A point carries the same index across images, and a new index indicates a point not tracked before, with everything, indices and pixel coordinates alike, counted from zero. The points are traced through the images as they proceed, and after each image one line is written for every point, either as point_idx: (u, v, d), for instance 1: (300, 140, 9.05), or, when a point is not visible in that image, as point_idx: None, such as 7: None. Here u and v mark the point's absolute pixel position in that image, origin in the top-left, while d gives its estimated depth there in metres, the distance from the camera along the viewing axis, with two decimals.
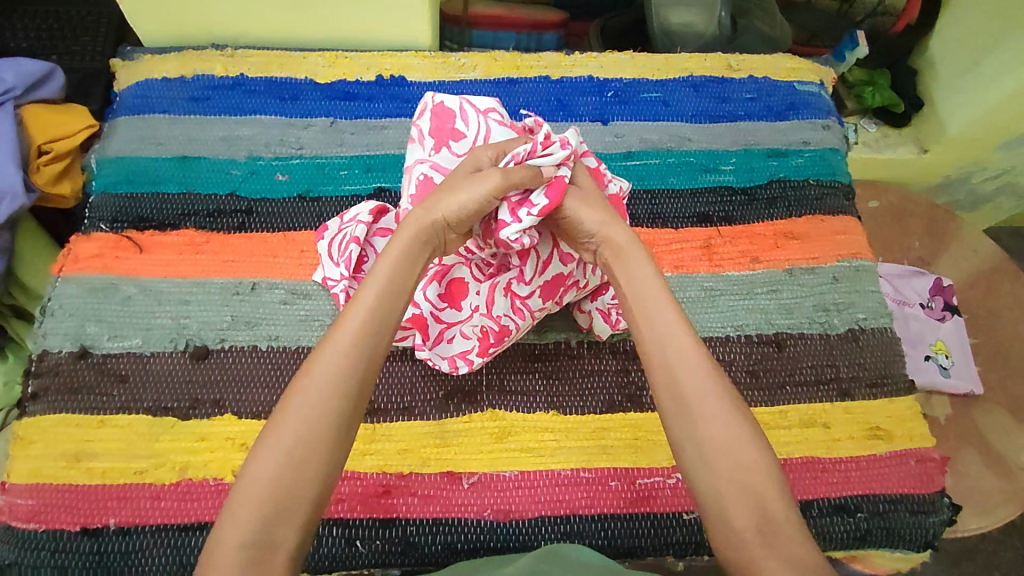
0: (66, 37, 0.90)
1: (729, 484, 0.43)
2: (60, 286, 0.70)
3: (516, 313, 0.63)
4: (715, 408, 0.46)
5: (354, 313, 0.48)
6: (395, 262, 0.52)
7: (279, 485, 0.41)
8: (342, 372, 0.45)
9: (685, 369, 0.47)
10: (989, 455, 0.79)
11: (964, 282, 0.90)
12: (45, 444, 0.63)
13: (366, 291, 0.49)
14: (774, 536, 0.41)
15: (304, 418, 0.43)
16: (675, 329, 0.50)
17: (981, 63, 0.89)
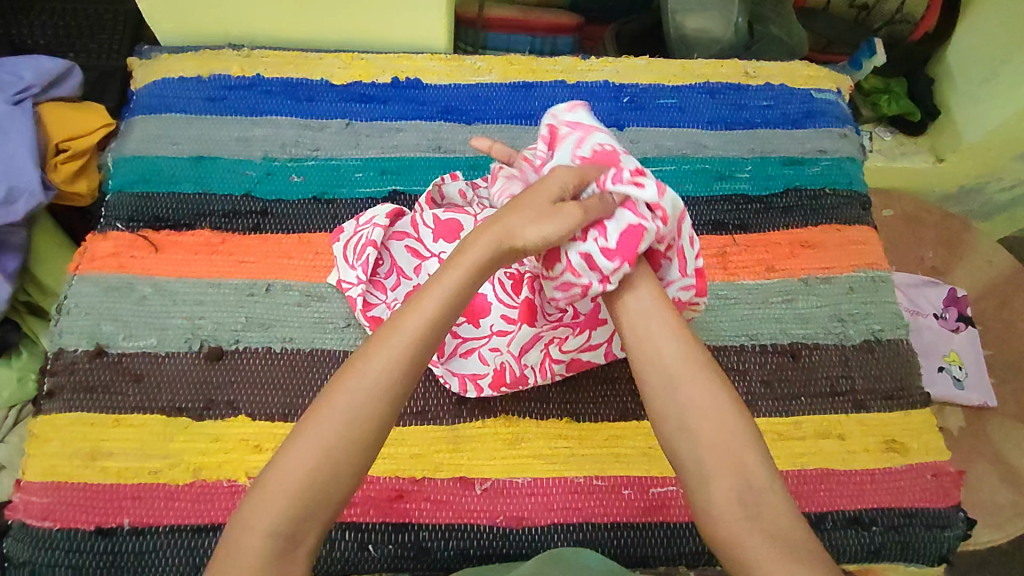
0: (83, 34, 0.90)
1: (709, 451, 0.44)
2: (76, 285, 0.70)
3: (540, 372, 0.64)
4: (698, 380, 0.46)
5: (413, 322, 0.47)
6: (465, 273, 0.49)
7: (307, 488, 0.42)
8: (396, 381, 0.45)
9: (666, 345, 0.48)
10: (1003, 469, 0.78)
11: (979, 293, 0.90)
12: (60, 443, 0.63)
13: (430, 299, 0.48)
14: (756, 507, 0.41)
15: (350, 417, 0.44)
16: (657, 308, 0.50)
17: (1000, 73, 0.88)
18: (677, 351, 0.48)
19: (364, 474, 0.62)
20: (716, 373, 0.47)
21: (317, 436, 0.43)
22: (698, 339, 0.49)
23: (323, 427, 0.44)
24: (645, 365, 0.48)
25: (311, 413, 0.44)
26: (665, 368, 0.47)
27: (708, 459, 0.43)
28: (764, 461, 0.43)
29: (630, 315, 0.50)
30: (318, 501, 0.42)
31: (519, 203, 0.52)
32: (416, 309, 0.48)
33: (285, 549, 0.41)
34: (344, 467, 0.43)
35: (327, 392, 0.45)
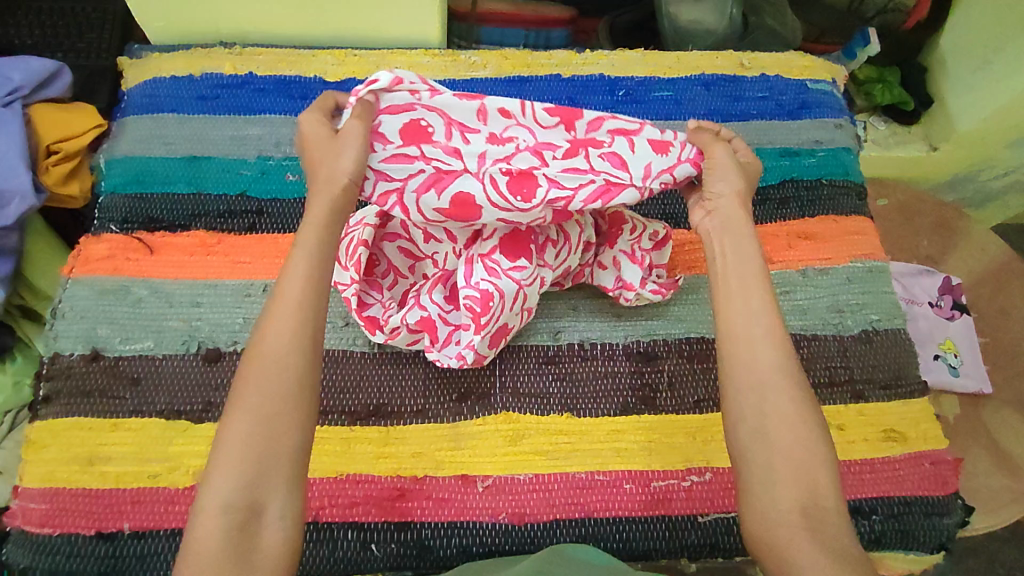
0: (71, 34, 0.89)
1: (781, 462, 0.45)
2: (71, 288, 0.69)
3: (490, 274, 0.59)
4: (784, 392, 0.47)
5: (289, 285, 0.48)
6: (319, 228, 0.51)
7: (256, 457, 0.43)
8: (293, 334, 0.47)
9: (763, 345, 0.48)
10: (999, 455, 0.79)
11: (974, 281, 0.90)
12: (58, 448, 0.63)
13: (297, 264, 0.49)
14: (819, 523, 0.44)
15: (264, 381, 0.45)
16: (763, 311, 0.50)
17: (993, 61, 0.88)
18: (772, 360, 0.48)
19: (366, 473, 0.62)
20: (801, 388, 0.48)
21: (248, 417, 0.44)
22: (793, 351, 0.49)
23: (243, 398, 0.45)
24: (738, 364, 0.48)
25: (235, 391, 0.46)
26: (757, 373, 0.48)
27: (781, 471, 0.45)
28: (830, 480, 0.45)
29: (733, 312, 0.50)
30: (264, 462, 0.43)
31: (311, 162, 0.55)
32: (288, 274, 0.49)
33: (248, 519, 0.42)
34: (277, 426, 0.44)
35: (240, 370, 0.47)
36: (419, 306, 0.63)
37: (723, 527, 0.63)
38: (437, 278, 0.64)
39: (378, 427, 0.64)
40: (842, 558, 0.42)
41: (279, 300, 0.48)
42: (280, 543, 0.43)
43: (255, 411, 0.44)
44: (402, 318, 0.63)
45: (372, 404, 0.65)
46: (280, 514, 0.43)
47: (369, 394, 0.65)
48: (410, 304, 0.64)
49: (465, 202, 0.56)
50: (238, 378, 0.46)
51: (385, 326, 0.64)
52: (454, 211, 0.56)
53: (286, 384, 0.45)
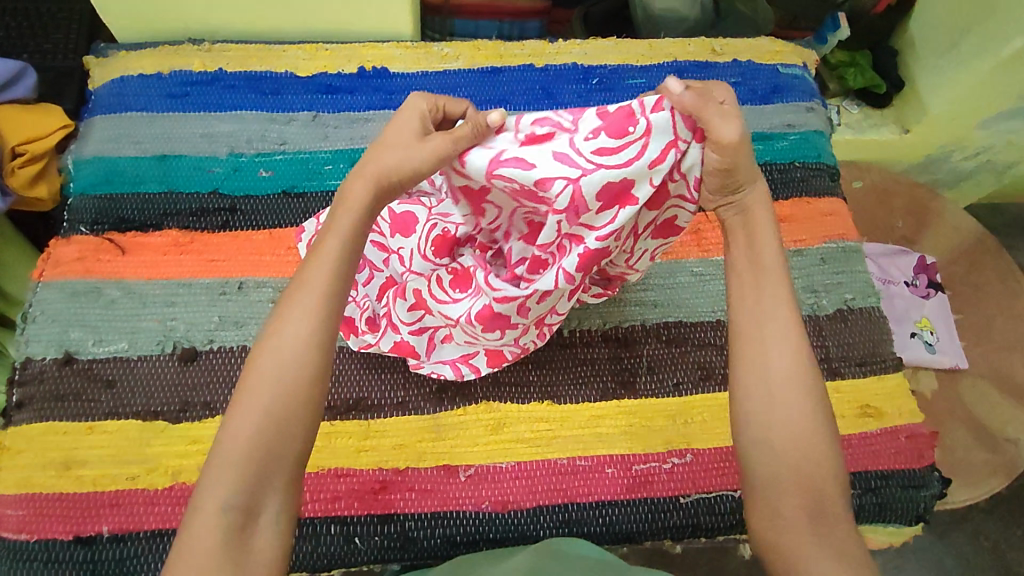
0: (36, 34, 0.88)
1: (789, 471, 0.46)
2: (41, 292, 0.68)
3: (539, 338, 0.62)
4: (800, 398, 0.47)
5: (316, 273, 0.47)
6: (355, 217, 0.48)
7: (257, 450, 0.42)
8: (317, 329, 0.45)
9: (777, 353, 0.48)
10: (975, 429, 0.80)
11: (948, 259, 0.91)
12: (32, 453, 0.62)
13: (328, 250, 0.47)
14: (823, 525, 0.44)
15: (281, 376, 0.44)
16: (781, 317, 0.49)
17: (960, 42, 0.89)
18: (786, 369, 0.47)
19: (348, 468, 0.62)
20: (816, 395, 0.47)
21: (253, 409, 0.43)
22: (812, 357, 0.48)
23: (257, 390, 0.44)
24: (753, 373, 0.48)
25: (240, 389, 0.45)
26: (773, 381, 0.47)
27: (784, 478, 0.46)
28: (836, 488, 0.46)
29: (749, 317, 0.49)
30: (269, 461, 0.43)
31: (382, 142, 0.50)
32: (317, 257, 0.47)
33: (245, 522, 0.41)
34: (288, 430, 0.43)
35: (256, 353, 0.45)
36: (392, 330, 0.63)
37: (705, 508, 0.63)
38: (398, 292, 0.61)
39: (359, 421, 0.64)
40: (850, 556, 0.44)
41: (297, 290, 0.46)
42: (275, 545, 0.43)
43: (264, 411, 0.43)
44: (376, 344, 0.63)
45: (352, 399, 0.65)
46: (275, 517, 0.43)
47: (346, 389, 0.65)
48: (382, 328, 0.63)
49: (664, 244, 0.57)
50: (252, 366, 0.45)
51: (362, 325, 0.63)
52: (659, 227, 0.54)
53: (305, 384, 0.44)
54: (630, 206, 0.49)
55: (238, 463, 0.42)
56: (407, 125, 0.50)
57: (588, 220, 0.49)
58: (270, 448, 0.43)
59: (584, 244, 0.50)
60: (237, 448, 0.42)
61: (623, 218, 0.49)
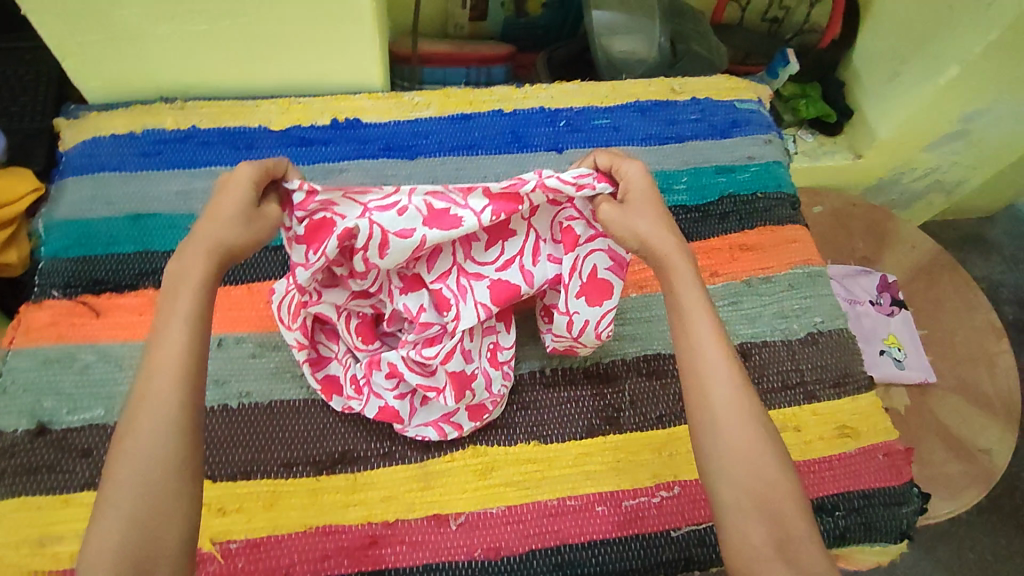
0: (3, 98, 0.87)
1: (747, 500, 0.47)
2: (12, 360, 0.67)
3: (506, 376, 0.65)
4: (743, 426, 0.49)
5: (162, 359, 0.47)
6: (193, 298, 0.49)
7: (126, 551, 0.42)
8: (172, 412, 0.45)
9: (716, 383, 0.50)
10: (948, 441, 0.83)
11: (908, 276, 0.95)
12: (4, 530, 0.60)
13: (173, 336, 0.48)
14: (793, 552, 0.45)
15: (143, 473, 0.44)
16: (712, 347, 0.51)
17: (900, 73, 0.95)
18: (726, 397, 0.50)
19: (335, 524, 0.61)
20: (756, 417, 0.49)
21: (119, 512, 0.43)
22: (747, 379, 0.51)
23: (118, 497, 0.44)
24: (697, 407, 0.50)
25: (102, 497, 0.44)
26: (715, 415, 0.49)
27: (744, 505, 0.47)
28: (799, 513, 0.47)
29: (686, 351, 0.52)
30: (143, 560, 0.42)
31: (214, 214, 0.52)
32: (161, 346, 0.48)
33: None
34: (160, 525, 0.43)
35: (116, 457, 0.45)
36: (376, 397, 0.64)
37: (696, 540, 0.64)
38: (369, 364, 0.63)
39: (346, 475, 0.63)
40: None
41: (149, 384, 0.46)
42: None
43: (127, 514, 0.43)
44: (362, 410, 0.64)
45: (338, 452, 0.64)
46: None
47: (332, 442, 0.64)
48: (365, 393, 0.64)
49: (599, 284, 0.60)
50: (113, 476, 0.44)
51: (348, 388, 0.64)
52: (588, 289, 0.60)
53: (168, 474, 0.44)
54: (512, 238, 0.61)
55: (108, 569, 0.42)
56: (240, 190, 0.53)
57: (478, 256, 0.61)
58: (145, 549, 0.43)
59: (485, 277, 0.61)
60: (104, 556, 0.42)
61: (507, 250, 0.61)
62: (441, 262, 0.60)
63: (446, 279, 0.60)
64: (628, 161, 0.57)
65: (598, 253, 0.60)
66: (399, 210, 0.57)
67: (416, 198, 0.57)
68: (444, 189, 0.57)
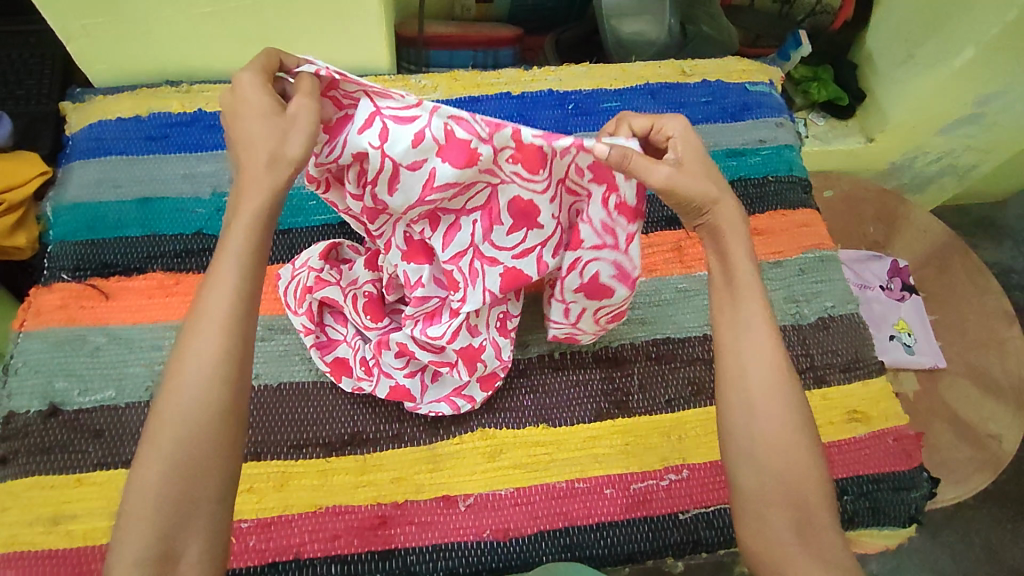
0: (9, 81, 0.87)
1: (774, 486, 0.47)
2: (24, 342, 0.67)
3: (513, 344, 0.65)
4: (779, 413, 0.48)
5: (212, 302, 0.44)
6: (246, 236, 0.45)
7: (166, 496, 0.41)
8: (221, 355, 0.43)
9: (756, 366, 0.49)
10: (958, 426, 0.82)
11: (921, 261, 0.94)
12: (19, 510, 0.60)
13: (223, 276, 0.44)
14: (810, 536, 0.46)
15: (188, 422, 0.42)
16: (756, 327, 0.50)
17: (914, 56, 0.93)
18: (766, 382, 0.48)
19: (345, 505, 0.62)
20: (795, 406, 0.48)
21: (161, 458, 0.42)
22: (789, 366, 0.50)
23: (161, 441, 0.42)
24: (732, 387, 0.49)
25: (146, 437, 0.43)
26: (751, 399, 0.48)
27: (769, 488, 0.47)
28: (823, 501, 0.47)
29: (728, 330, 0.50)
30: (181, 509, 0.42)
31: (251, 139, 0.46)
32: (212, 285, 0.44)
33: (162, 568, 0.41)
34: (199, 486, 0.42)
35: (160, 401, 0.43)
36: (386, 375, 0.64)
37: (704, 522, 0.64)
38: (378, 343, 0.63)
39: (355, 456, 0.64)
40: (834, 563, 0.45)
41: (198, 323, 0.44)
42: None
43: (170, 460, 0.42)
44: (373, 391, 0.64)
45: (346, 434, 0.64)
46: (198, 554, 0.42)
47: (342, 424, 0.65)
48: (375, 374, 0.64)
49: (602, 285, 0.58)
50: (157, 417, 0.43)
51: (357, 370, 0.64)
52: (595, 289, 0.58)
53: (214, 419, 0.43)
54: (537, 229, 0.54)
55: (149, 511, 0.41)
56: (265, 95, 0.47)
57: (498, 241, 0.54)
58: (183, 500, 0.42)
59: (500, 263, 0.55)
60: (147, 500, 0.41)
61: (530, 238, 0.54)
62: (456, 244, 0.55)
63: (459, 261, 0.55)
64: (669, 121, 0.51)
65: (603, 262, 0.56)
66: (415, 139, 0.48)
67: (437, 122, 0.48)
68: (469, 118, 0.47)
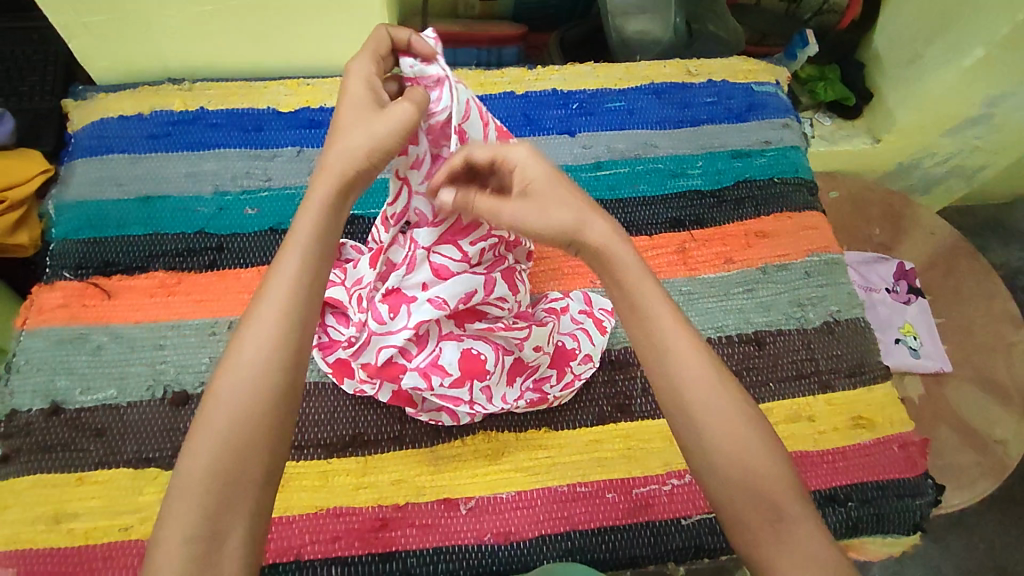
0: (12, 78, 0.87)
1: (738, 493, 0.46)
2: (26, 340, 0.67)
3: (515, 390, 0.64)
4: (721, 414, 0.47)
5: (276, 287, 0.46)
6: (315, 220, 0.48)
7: (214, 474, 0.43)
8: (276, 340, 0.45)
9: (687, 381, 0.47)
10: (963, 431, 0.82)
11: (927, 264, 0.94)
12: (20, 508, 0.60)
13: (287, 261, 0.47)
14: (787, 532, 0.44)
15: (240, 403, 0.44)
16: (673, 336, 0.48)
17: (923, 54, 0.91)
18: (700, 389, 0.47)
19: (346, 506, 0.62)
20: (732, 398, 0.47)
21: (213, 435, 0.43)
22: (718, 360, 0.49)
23: (215, 418, 0.44)
24: (673, 405, 0.48)
25: (199, 417, 0.45)
26: (694, 414, 0.47)
27: (739, 497, 0.46)
28: (791, 488, 0.46)
29: (648, 351, 0.49)
30: (229, 488, 0.43)
31: (340, 127, 0.50)
32: (277, 272, 0.47)
33: (208, 549, 0.41)
34: (248, 465, 0.43)
35: (214, 385, 0.45)
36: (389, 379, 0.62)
37: (707, 528, 0.63)
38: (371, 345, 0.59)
39: (356, 457, 0.63)
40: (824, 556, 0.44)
41: (263, 307, 0.46)
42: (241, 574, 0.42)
43: (223, 436, 0.43)
44: (376, 394, 0.63)
45: (348, 435, 0.64)
46: (243, 537, 0.42)
47: (343, 425, 0.65)
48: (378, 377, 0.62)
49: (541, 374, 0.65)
50: (211, 398, 0.45)
51: (360, 372, 0.63)
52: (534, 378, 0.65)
53: (263, 401, 0.44)
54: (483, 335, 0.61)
55: (198, 487, 0.42)
56: (363, 90, 0.51)
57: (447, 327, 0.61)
58: (231, 480, 0.43)
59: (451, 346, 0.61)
60: (196, 476, 0.42)
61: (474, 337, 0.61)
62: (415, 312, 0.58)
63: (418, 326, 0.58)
64: (514, 146, 0.49)
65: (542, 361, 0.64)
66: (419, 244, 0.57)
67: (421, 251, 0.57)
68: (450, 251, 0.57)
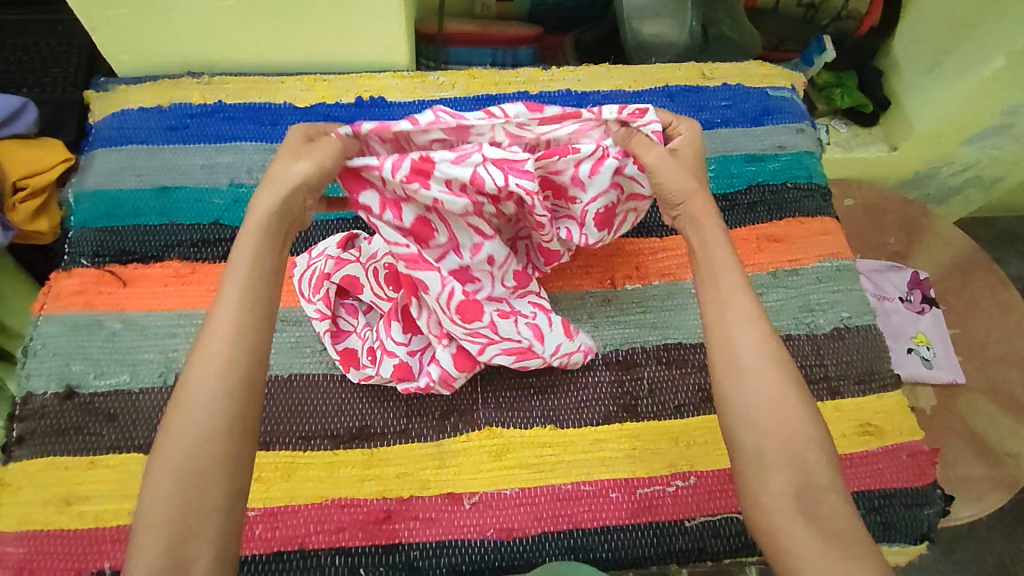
0: (37, 69, 0.89)
1: (771, 449, 0.46)
2: (43, 325, 0.69)
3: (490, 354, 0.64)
4: (770, 376, 0.48)
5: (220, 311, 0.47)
6: (254, 247, 0.49)
7: (177, 502, 0.42)
8: (228, 368, 0.45)
9: (740, 333, 0.50)
10: (975, 443, 0.81)
11: (942, 273, 0.93)
12: (33, 489, 0.62)
13: (230, 289, 0.48)
14: (812, 504, 0.44)
15: (198, 429, 0.43)
16: (736, 295, 0.51)
17: (944, 60, 0.90)
18: (755, 348, 0.49)
19: (351, 498, 0.62)
20: (784, 369, 0.48)
21: (171, 464, 0.42)
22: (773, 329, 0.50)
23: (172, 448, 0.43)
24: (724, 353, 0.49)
25: (155, 451, 0.44)
26: (740, 365, 0.49)
27: (767, 449, 0.46)
28: (824, 459, 0.46)
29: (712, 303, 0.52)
30: (192, 515, 0.42)
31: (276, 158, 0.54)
32: (220, 300, 0.47)
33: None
34: (207, 488, 0.42)
35: (167, 423, 0.44)
36: (388, 355, 0.64)
37: (710, 530, 0.63)
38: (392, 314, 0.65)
39: (362, 450, 0.64)
40: (843, 534, 0.43)
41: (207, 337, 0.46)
42: None
43: (178, 465, 0.42)
44: (377, 373, 0.64)
45: (354, 427, 0.65)
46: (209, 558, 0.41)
47: (349, 417, 0.65)
48: (380, 356, 0.64)
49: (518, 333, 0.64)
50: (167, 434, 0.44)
51: (364, 357, 0.65)
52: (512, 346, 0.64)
53: (224, 425, 0.44)
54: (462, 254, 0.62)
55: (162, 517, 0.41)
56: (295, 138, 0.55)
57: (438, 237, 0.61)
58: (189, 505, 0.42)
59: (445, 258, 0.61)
60: (157, 507, 0.42)
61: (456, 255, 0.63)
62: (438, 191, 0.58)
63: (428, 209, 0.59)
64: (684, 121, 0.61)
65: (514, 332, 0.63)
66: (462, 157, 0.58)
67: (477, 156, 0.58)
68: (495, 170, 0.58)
